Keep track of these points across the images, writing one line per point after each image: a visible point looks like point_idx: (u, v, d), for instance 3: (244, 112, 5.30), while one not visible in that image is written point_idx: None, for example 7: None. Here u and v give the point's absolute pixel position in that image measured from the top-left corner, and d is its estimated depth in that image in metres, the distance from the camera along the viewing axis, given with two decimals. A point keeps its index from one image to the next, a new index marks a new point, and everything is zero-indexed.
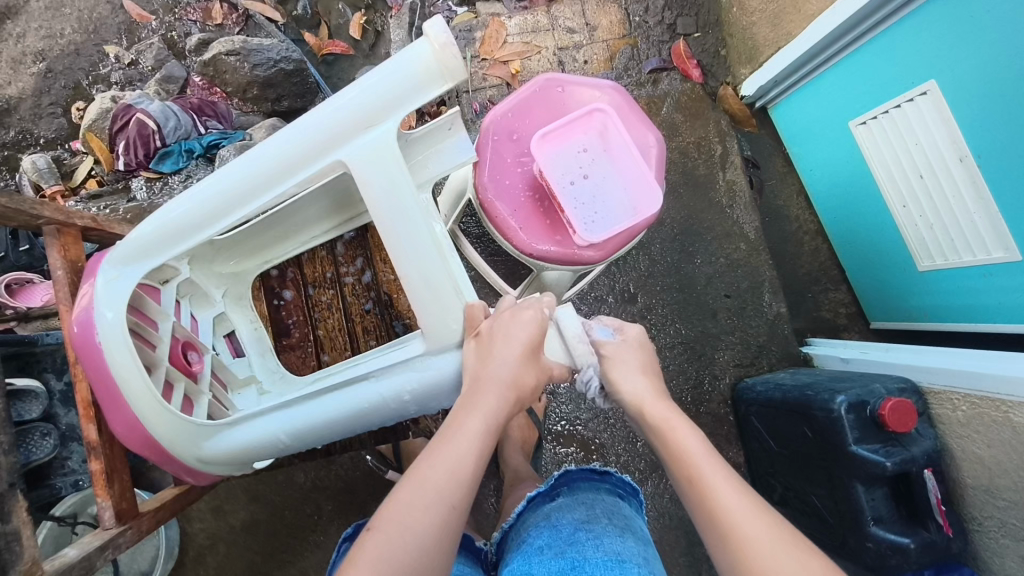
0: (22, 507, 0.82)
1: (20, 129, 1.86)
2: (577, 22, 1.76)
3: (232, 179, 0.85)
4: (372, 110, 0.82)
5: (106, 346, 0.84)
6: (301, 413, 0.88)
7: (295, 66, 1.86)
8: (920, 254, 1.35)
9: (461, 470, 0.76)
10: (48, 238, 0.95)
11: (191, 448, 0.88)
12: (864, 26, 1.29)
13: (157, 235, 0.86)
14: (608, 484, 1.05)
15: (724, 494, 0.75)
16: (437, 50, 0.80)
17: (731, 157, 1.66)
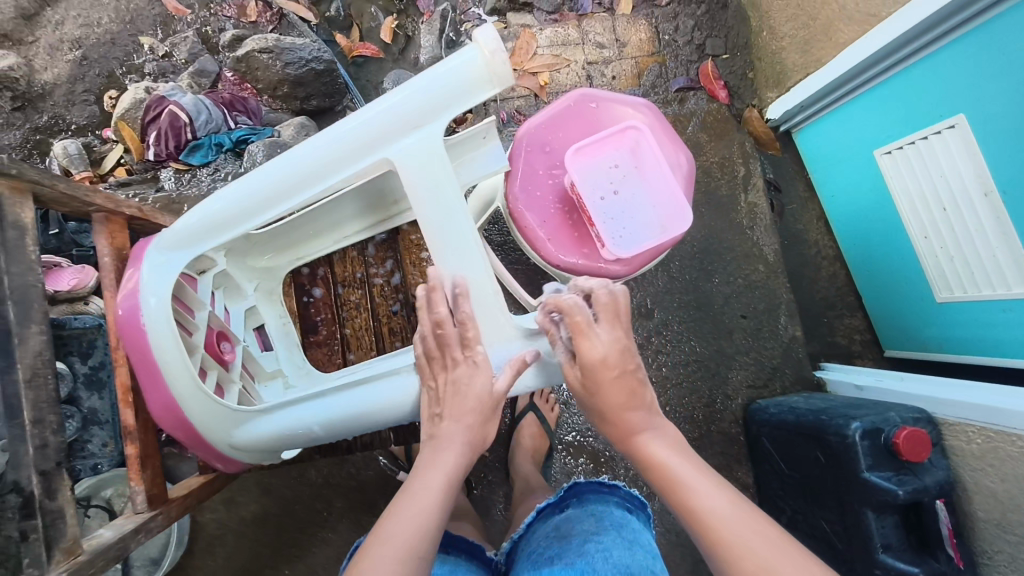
0: (67, 485, 0.83)
1: (53, 114, 1.89)
2: (607, 37, 1.78)
3: (278, 173, 0.87)
4: (420, 112, 0.84)
5: (151, 328, 0.86)
6: (335, 403, 0.90)
7: (325, 67, 1.88)
8: (938, 284, 1.36)
9: (428, 518, 0.74)
10: (96, 225, 0.98)
11: (224, 433, 0.91)
12: (900, 53, 1.29)
13: (202, 224, 0.89)
14: (617, 496, 1.03)
15: (702, 493, 0.76)
16: (487, 56, 0.82)
17: (754, 179, 1.67)
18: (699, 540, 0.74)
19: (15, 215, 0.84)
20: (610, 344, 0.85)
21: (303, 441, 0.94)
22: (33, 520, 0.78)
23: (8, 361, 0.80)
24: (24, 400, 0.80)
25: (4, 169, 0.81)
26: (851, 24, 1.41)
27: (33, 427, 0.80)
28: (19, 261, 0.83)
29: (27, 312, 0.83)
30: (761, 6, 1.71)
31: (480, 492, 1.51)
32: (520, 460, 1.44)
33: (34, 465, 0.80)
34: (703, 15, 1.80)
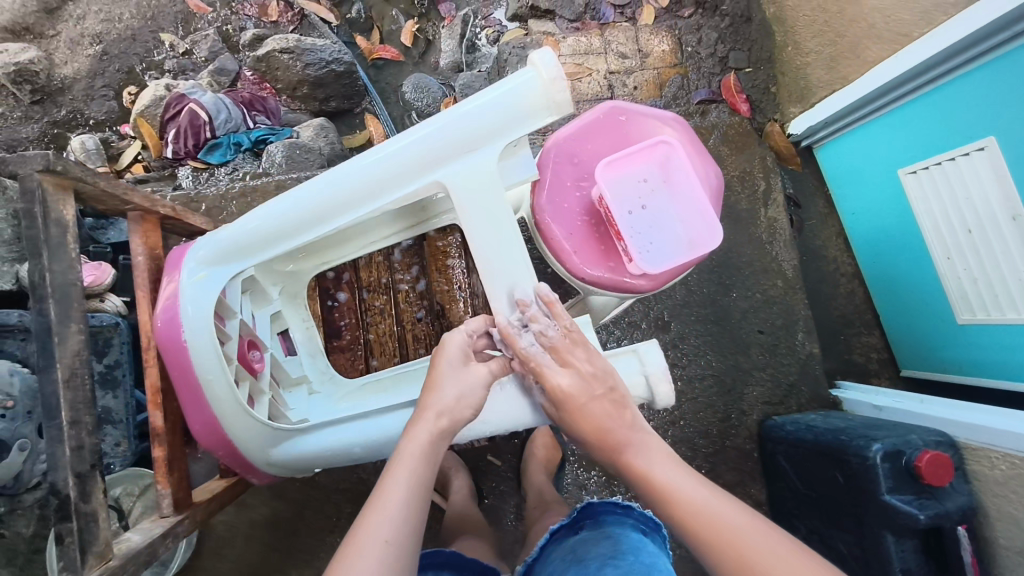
0: (100, 488, 0.82)
1: (72, 109, 1.89)
2: (630, 47, 1.78)
3: (323, 191, 0.86)
4: (474, 134, 0.83)
5: (191, 344, 0.87)
6: (376, 424, 0.90)
7: (346, 68, 1.90)
8: (960, 306, 1.34)
9: (395, 504, 0.73)
10: (132, 223, 0.99)
11: (263, 453, 0.93)
12: (931, 73, 1.26)
13: (247, 241, 0.89)
14: (633, 519, 1.01)
15: (684, 491, 0.78)
16: (546, 81, 0.81)
17: (774, 194, 1.66)
18: (698, 549, 0.74)
19: (57, 212, 0.83)
20: (570, 378, 0.85)
21: (340, 461, 0.94)
22: (69, 522, 0.76)
23: (47, 361, 0.78)
24: (63, 400, 0.78)
25: (50, 166, 0.81)
26: (880, 42, 1.40)
27: (70, 428, 0.79)
28: (60, 259, 0.82)
29: (67, 312, 0.82)
30: (786, 21, 1.70)
31: (492, 501, 1.50)
32: (533, 471, 1.42)
33: (70, 467, 0.78)
34: (726, 28, 1.79)
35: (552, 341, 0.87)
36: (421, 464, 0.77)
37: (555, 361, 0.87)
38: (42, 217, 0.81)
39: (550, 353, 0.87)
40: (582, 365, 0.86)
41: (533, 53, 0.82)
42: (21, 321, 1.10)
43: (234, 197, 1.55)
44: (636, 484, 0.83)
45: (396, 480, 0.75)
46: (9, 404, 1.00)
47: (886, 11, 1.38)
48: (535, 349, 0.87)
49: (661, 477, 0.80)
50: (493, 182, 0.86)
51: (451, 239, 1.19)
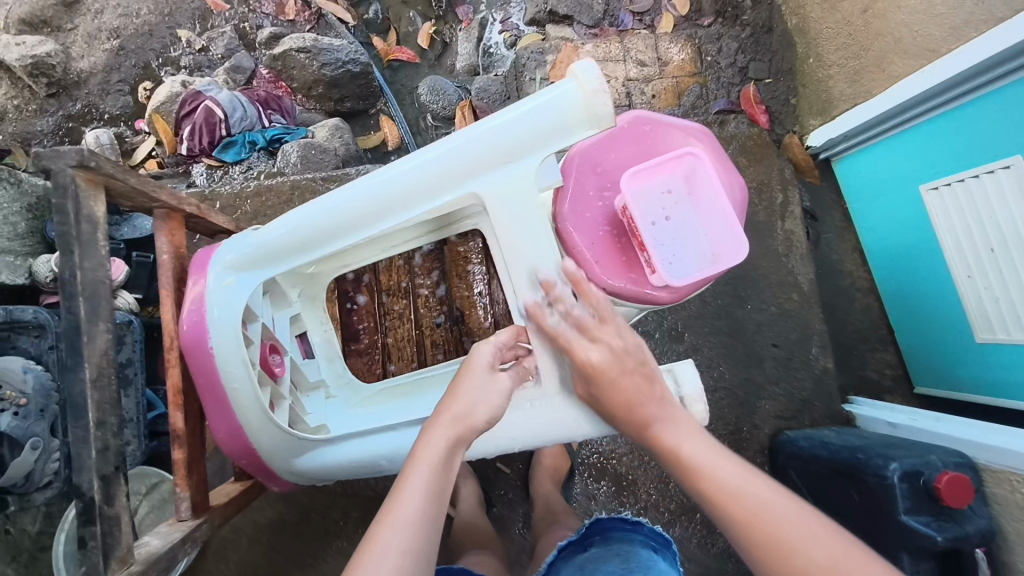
0: (123, 491, 0.82)
1: (87, 103, 1.88)
2: (648, 55, 1.76)
3: (354, 200, 0.88)
4: (508, 148, 0.84)
5: (218, 350, 0.92)
6: (403, 438, 0.93)
7: (363, 70, 1.89)
8: (979, 325, 1.31)
9: (412, 513, 0.71)
10: (157, 221, 0.99)
11: (285, 461, 0.98)
12: (954, 92, 1.24)
13: (277, 245, 0.92)
14: (642, 534, 1.00)
15: (715, 468, 0.77)
16: (587, 93, 0.81)
17: (792, 207, 1.64)
18: (723, 524, 0.74)
19: (89, 209, 0.84)
20: (598, 352, 0.84)
21: (359, 473, 0.97)
22: (92, 527, 0.77)
23: (75, 360, 0.78)
24: (90, 401, 0.78)
25: (84, 161, 0.81)
26: (906, 57, 1.38)
27: (96, 429, 0.79)
28: (91, 256, 0.82)
29: (96, 311, 0.82)
30: (809, 32, 1.68)
31: (500, 510, 1.48)
32: (541, 480, 1.40)
33: (95, 469, 0.78)
34: (747, 38, 1.79)
35: (579, 318, 0.86)
36: (436, 471, 0.75)
37: (581, 336, 0.86)
38: (74, 213, 0.81)
39: (578, 331, 0.86)
40: (612, 339, 0.85)
41: (573, 64, 0.82)
42: (36, 318, 1.08)
43: (248, 197, 1.53)
44: (661, 457, 0.83)
45: (413, 487, 0.73)
46: (22, 402, 1.01)
47: (912, 23, 1.35)
48: (560, 326, 0.87)
49: (690, 451, 0.80)
50: (528, 194, 0.88)
51: (472, 244, 1.19)
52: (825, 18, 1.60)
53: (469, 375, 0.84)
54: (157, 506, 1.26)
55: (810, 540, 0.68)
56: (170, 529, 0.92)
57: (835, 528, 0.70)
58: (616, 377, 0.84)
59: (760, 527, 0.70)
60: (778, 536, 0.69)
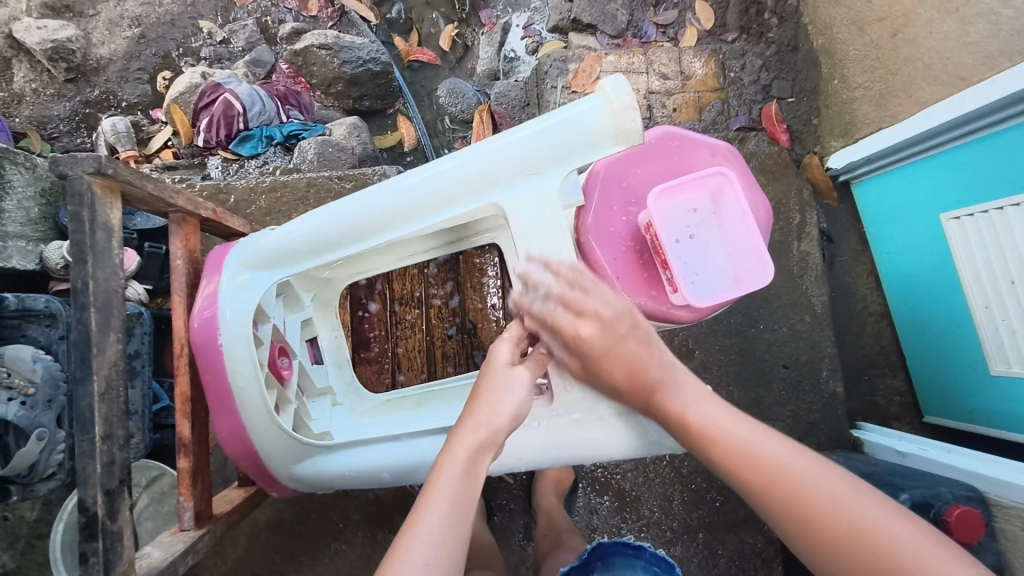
0: (127, 504, 0.81)
1: (105, 89, 1.88)
2: (671, 68, 1.74)
3: (377, 203, 0.87)
4: (533, 157, 0.84)
5: (228, 351, 0.91)
6: (404, 448, 0.93)
7: (382, 69, 1.91)
8: (994, 356, 1.28)
9: (434, 527, 0.69)
10: (173, 226, 0.97)
11: (287, 468, 0.96)
12: (983, 122, 1.22)
13: (294, 245, 0.91)
14: (644, 560, 0.94)
15: (726, 435, 0.78)
16: (615, 109, 0.80)
17: (808, 228, 1.62)
18: (746, 489, 0.75)
19: (105, 216, 0.82)
20: (587, 325, 0.83)
21: (362, 483, 0.97)
22: (94, 542, 0.76)
23: (84, 372, 0.77)
24: (97, 414, 0.77)
25: (101, 169, 0.80)
26: (935, 84, 1.36)
27: (103, 442, 0.78)
28: (105, 265, 0.81)
29: (108, 321, 0.81)
30: (834, 53, 1.67)
31: (500, 519, 1.45)
32: (543, 491, 1.37)
33: (100, 484, 0.77)
34: (772, 55, 1.79)
35: (559, 294, 0.84)
36: (459, 485, 0.72)
37: (568, 312, 0.84)
38: (90, 221, 0.79)
39: (565, 308, 0.84)
40: (600, 310, 0.83)
41: (604, 79, 0.82)
42: (48, 306, 1.09)
43: (263, 191, 1.51)
44: (670, 425, 0.82)
45: (436, 497, 0.71)
46: (30, 392, 1.01)
47: (943, 51, 1.33)
48: (548, 308, 0.85)
49: (698, 416, 0.80)
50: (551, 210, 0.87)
51: (489, 257, 1.18)
52: (852, 40, 1.59)
53: (490, 375, 0.82)
54: (157, 499, 1.25)
55: (834, 501, 0.70)
56: (172, 539, 0.90)
57: (855, 482, 0.72)
58: (615, 343, 0.83)
59: (786, 489, 0.72)
60: (807, 499, 0.71)
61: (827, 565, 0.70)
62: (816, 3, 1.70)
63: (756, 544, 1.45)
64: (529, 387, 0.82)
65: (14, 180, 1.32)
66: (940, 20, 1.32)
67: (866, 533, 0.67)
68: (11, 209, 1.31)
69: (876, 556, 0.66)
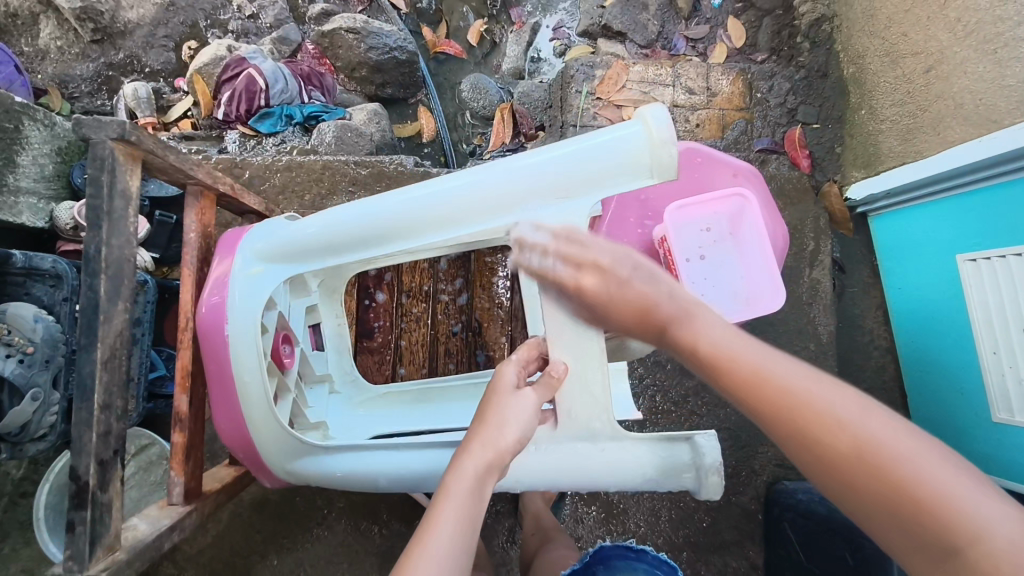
0: (118, 476, 0.81)
1: (129, 53, 1.87)
2: (698, 84, 1.72)
3: (399, 209, 0.86)
4: (561, 181, 0.82)
5: (233, 337, 0.90)
6: (405, 458, 0.90)
7: (408, 57, 1.91)
8: (997, 404, 1.26)
9: (440, 548, 0.66)
10: (189, 199, 0.97)
11: (282, 459, 0.94)
12: (1009, 166, 1.21)
13: (310, 243, 0.91)
14: (646, 562, 0.93)
15: (735, 349, 0.69)
16: (654, 141, 0.79)
17: (821, 256, 1.59)
18: (753, 411, 0.66)
19: (124, 184, 0.82)
20: (591, 278, 0.77)
21: (353, 484, 0.95)
22: (82, 512, 0.75)
23: (90, 339, 0.77)
24: (98, 382, 0.77)
25: (124, 135, 0.79)
26: (964, 124, 1.34)
27: (100, 412, 0.77)
28: (119, 233, 0.81)
29: (117, 287, 0.80)
30: (864, 84, 1.65)
31: (485, 521, 1.43)
32: (532, 494, 1.36)
33: (94, 453, 0.76)
34: (800, 80, 1.78)
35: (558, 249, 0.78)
36: (467, 504, 0.70)
37: (568, 267, 0.79)
38: (108, 187, 0.79)
39: (565, 262, 0.79)
40: (603, 258, 0.77)
41: (643, 107, 0.80)
42: (54, 267, 1.08)
43: (278, 170, 1.50)
44: (674, 345, 0.74)
45: (447, 519, 0.69)
46: (29, 349, 1.00)
47: (976, 91, 1.31)
48: (550, 265, 0.80)
49: (708, 339, 0.70)
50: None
51: (500, 258, 1.20)
52: (884, 72, 1.57)
53: (496, 399, 0.79)
54: (144, 469, 1.24)
55: (842, 426, 0.60)
56: (160, 514, 0.89)
57: (872, 403, 0.63)
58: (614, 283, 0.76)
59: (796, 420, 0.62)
60: (812, 422, 0.62)
61: (837, 492, 0.61)
62: (850, 31, 1.68)
63: (738, 568, 1.44)
64: (533, 415, 0.79)
65: (32, 137, 1.31)
66: (976, 61, 1.30)
67: (885, 456, 0.58)
68: (26, 164, 1.30)
69: (887, 488, 0.57)
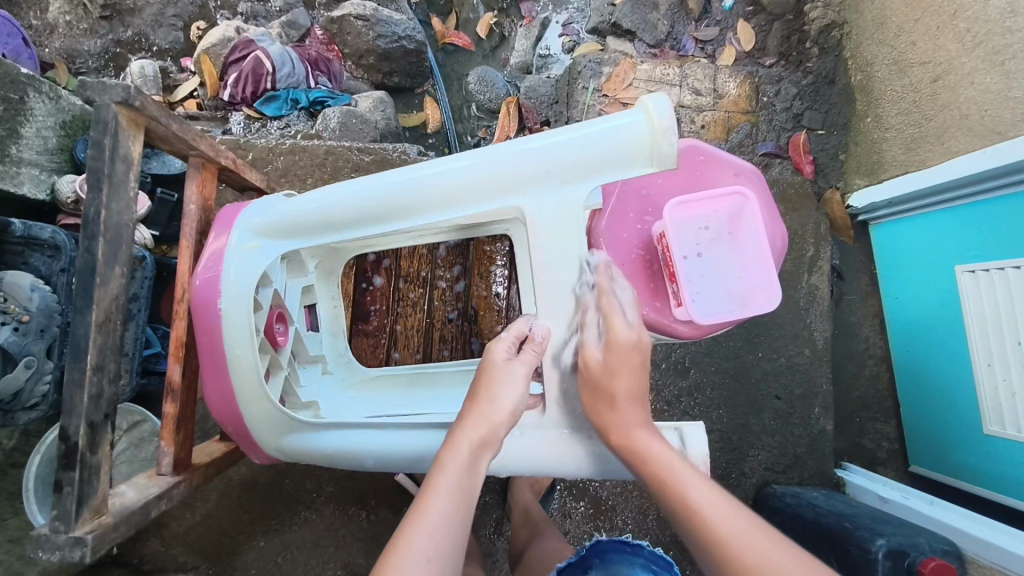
0: (107, 440, 0.81)
1: (138, 31, 1.88)
2: (705, 85, 1.72)
3: (397, 188, 0.86)
4: (559, 165, 0.82)
5: (226, 311, 0.90)
6: (392, 439, 0.90)
7: (416, 47, 1.91)
8: (989, 416, 1.27)
9: (438, 518, 0.70)
10: (191, 170, 0.97)
11: (272, 436, 0.95)
12: (1009, 178, 1.21)
13: (306, 218, 0.91)
14: (642, 557, 0.91)
15: (693, 486, 0.74)
16: (654, 130, 0.78)
17: (820, 262, 1.58)
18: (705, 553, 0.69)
19: (126, 148, 0.82)
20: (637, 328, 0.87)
21: (340, 463, 0.95)
22: (71, 472, 0.75)
23: (85, 302, 0.77)
24: (92, 345, 0.77)
25: (128, 100, 0.80)
26: (968, 135, 1.34)
27: (93, 374, 0.78)
28: (119, 198, 0.81)
29: (115, 252, 0.81)
30: (872, 92, 1.64)
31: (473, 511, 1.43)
32: (521, 487, 1.36)
33: (84, 416, 0.77)
34: (807, 85, 1.78)
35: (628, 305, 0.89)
36: (464, 476, 0.75)
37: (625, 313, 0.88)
38: (110, 151, 0.80)
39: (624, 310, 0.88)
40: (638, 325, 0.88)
41: (646, 96, 0.80)
42: (53, 237, 1.08)
43: (282, 152, 1.50)
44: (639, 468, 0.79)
45: (443, 493, 0.73)
46: (24, 318, 1.00)
47: (982, 102, 1.31)
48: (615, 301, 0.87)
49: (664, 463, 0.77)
50: (569, 219, 0.85)
51: (499, 247, 1.19)
52: (891, 80, 1.56)
53: (488, 376, 0.84)
54: (135, 444, 1.24)
55: None
56: (148, 482, 0.89)
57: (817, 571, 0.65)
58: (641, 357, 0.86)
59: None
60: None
61: None
62: (859, 39, 1.67)
63: None
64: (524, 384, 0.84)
65: (36, 109, 1.31)
66: (984, 72, 1.30)
67: None
68: (30, 136, 1.30)
69: None
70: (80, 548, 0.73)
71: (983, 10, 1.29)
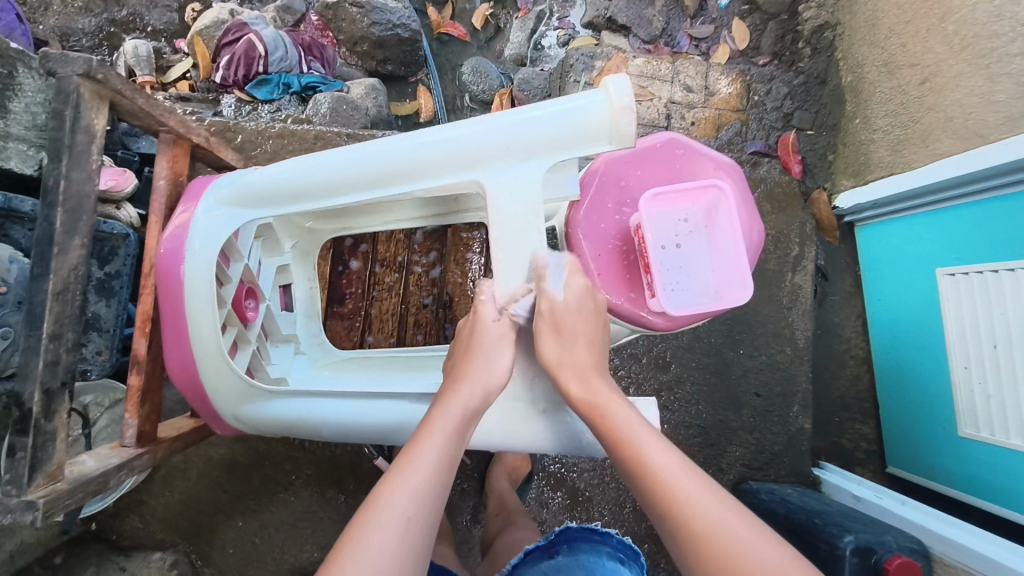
0: (64, 409, 0.82)
1: (132, 11, 1.88)
2: (697, 82, 1.72)
3: (365, 160, 0.86)
4: (522, 140, 0.82)
5: (188, 281, 0.90)
6: (354, 413, 0.92)
7: (411, 36, 1.91)
8: (964, 419, 1.28)
9: (421, 474, 0.72)
10: (163, 146, 0.99)
11: (233, 406, 0.96)
12: (993, 181, 1.22)
13: (273, 189, 0.91)
14: (609, 546, 0.89)
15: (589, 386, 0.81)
16: (614, 108, 0.79)
17: (805, 261, 1.59)
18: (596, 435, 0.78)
19: (88, 119, 0.84)
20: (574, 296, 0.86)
21: (301, 434, 0.96)
22: (25, 437, 0.76)
23: (43, 270, 0.80)
24: (49, 312, 0.79)
25: (90, 72, 0.83)
26: (953, 137, 1.34)
27: (49, 341, 0.79)
28: (79, 168, 0.83)
29: (74, 223, 0.83)
30: (861, 93, 1.64)
31: (450, 497, 1.45)
32: (497, 476, 1.37)
33: (40, 381, 0.78)
34: (798, 85, 1.78)
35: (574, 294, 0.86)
36: (449, 441, 0.76)
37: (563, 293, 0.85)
38: (70, 122, 0.83)
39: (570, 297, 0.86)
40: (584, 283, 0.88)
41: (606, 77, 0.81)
42: (33, 211, 1.11)
43: (270, 136, 1.50)
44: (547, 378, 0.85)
45: (423, 456, 0.74)
46: (3, 290, 1.01)
47: (966, 106, 1.31)
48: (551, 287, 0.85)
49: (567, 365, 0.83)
50: (532, 193, 0.84)
51: (475, 234, 1.20)
52: (880, 82, 1.57)
53: (472, 339, 0.86)
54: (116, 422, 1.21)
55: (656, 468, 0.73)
56: (110, 453, 0.90)
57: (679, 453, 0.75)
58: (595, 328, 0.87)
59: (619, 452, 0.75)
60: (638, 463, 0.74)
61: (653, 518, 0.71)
62: (851, 40, 1.67)
63: None
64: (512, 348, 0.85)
65: (24, 84, 1.30)
66: (969, 75, 1.30)
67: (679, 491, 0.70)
68: (17, 111, 1.29)
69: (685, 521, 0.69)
70: (31, 512, 0.74)
71: (971, 14, 1.29)
